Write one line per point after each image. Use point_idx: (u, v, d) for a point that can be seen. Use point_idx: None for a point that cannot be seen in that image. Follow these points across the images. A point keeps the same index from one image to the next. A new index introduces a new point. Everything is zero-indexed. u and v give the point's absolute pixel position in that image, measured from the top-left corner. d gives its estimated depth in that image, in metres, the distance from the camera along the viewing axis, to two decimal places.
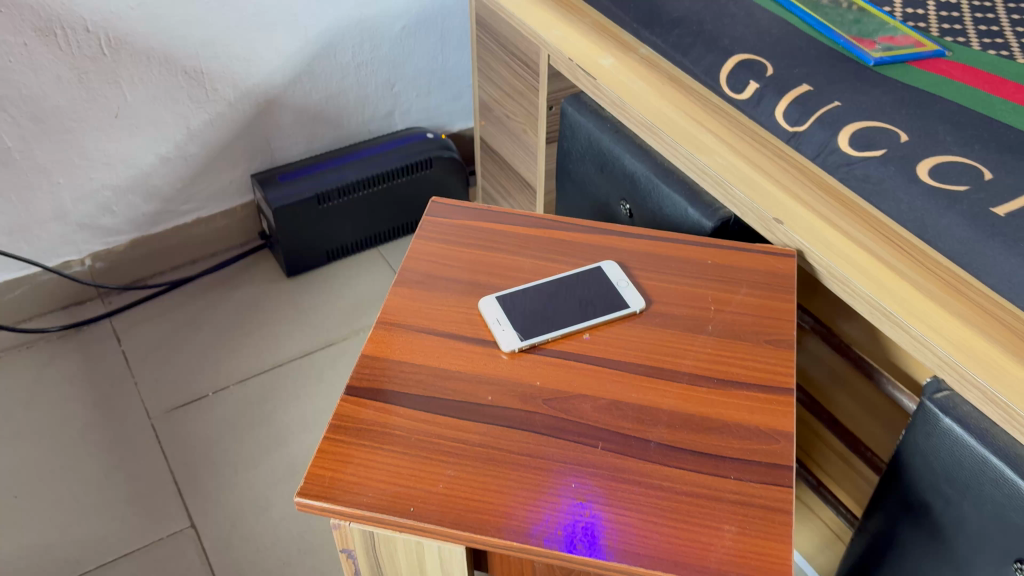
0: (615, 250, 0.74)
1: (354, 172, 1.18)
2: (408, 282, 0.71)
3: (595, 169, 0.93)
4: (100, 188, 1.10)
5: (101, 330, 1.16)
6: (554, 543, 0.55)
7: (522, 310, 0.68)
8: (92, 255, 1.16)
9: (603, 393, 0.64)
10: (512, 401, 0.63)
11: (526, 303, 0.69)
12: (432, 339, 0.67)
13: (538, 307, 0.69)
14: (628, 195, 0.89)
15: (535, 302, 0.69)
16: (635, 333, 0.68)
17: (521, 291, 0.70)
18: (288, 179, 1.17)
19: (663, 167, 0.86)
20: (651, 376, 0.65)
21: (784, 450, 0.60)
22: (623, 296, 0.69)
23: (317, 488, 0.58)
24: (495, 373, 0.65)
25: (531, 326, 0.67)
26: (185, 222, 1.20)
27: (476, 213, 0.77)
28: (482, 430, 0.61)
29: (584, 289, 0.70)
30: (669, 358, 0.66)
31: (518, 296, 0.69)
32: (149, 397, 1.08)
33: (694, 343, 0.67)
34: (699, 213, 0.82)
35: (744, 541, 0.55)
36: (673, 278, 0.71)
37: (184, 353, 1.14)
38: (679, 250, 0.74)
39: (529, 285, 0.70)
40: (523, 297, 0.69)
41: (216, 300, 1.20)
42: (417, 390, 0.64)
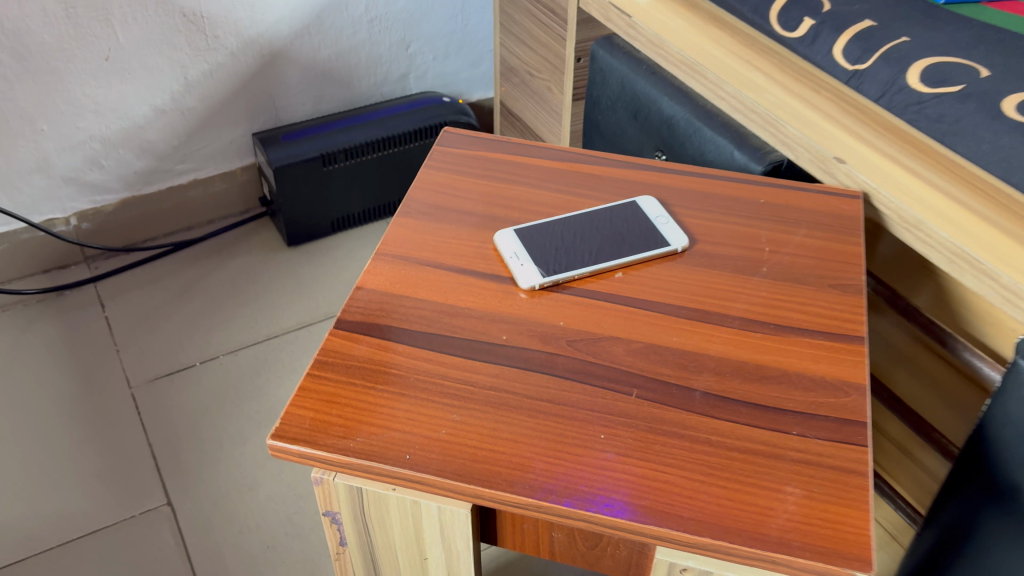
0: (657, 189, 0.64)
1: (363, 134, 1.10)
2: (414, 213, 0.62)
3: (629, 117, 0.84)
4: (89, 139, 1.02)
5: (85, 295, 1.07)
6: (578, 501, 0.45)
7: (545, 243, 0.59)
8: (78, 214, 1.07)
9: (638, 336, 0.54)
10: (530, 343, 0.54)
11: (549, 236, 0.59)
12: (438, 273, 0.58)
13: (564, 241, 0.59)
14: (664, 143, 0.81)
15: (560, 236, 0.60)
16: (675, 273, 0.58)
17: (544, 225, 0.60)
18: (292, 138, 1.08)
19: (705, 110, 0.77)
20: (695, 320, 0.55)
21: (856, 405, 0.50)
22: (663, 233, 0.60)
23: (295, 431, 0.49)
24: (512, 311, 0.56)
25: (555, 261, 0.58)
26: (181, 183, 1.12)
27: (494, 144, 0.68)
28: (493, 372, 0.52)
29: (617, 224, 0.60)
30: (716, 301, 0.56)
31: (540, 229, 0.60)
32: (132, 365, 0.99)
33: (746, 285, 0.57)
34: (747, 158, 0.73)
35: (811, 506, 0.45)
36: (719, 216, 0.62)
37: (172, 321, 1.04)
38: (726, 189, 0.64)
39: (552, 219, 0.61)
40: (546, 230, 0.60)
41: (210, 268, 1.11)
42: (419, 326, 0.54)
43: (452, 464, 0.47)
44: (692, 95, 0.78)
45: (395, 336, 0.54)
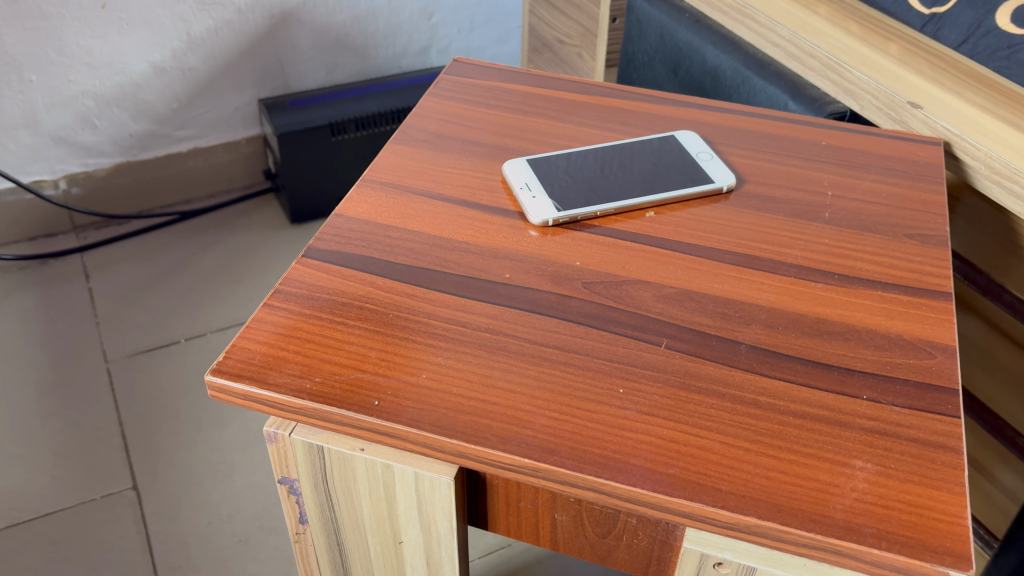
0: (690, 123, 0.55)
1: (377, 105, 1.01)
2: (413, 140, 0.53)
3: (667, 73, 0.76)
4: (81, 95, 0.94)
5: (70, 264, 0.98)
6: (586, 465, 0.35)
7: (562, 178, 0.50)
8: (68, 177, 0.99)
9: (671, 281, 0.44)
10: (539, 283, 0.44)
11: (567, 171, 0.50)
12: (433, 203, 0.48)
13: (585, 177, 0.50)
14: (708, 97, 0.72)
15: (580, 171, 0.50)
16: (719, 216, 0.48)
17: (562, 159, 0.51)
18: (299, 105, 1.00)
19: (756, 59, 0.68)
20: (742, 266, 0.45)
21: (942, 369, 0.40)
22: (704, 172, 0.50)
23: (240, 367, 0.39)
24: (518, 248, 0.46)
25: (574, 197, 0.49)
26: (180, 150, 1.04)
27: (512, 76, 0.59)
28: (490, 312, 0.42)
29: (649, 160, 0.51)
30: (768, 247, 0.46)
31: (557, 163, 0.51)
32: (110, 339, 0.90)
33: (805, 231, 0.47)
34: (804, 109, 0.63)
35: (888, 486, 0.35)
36: (771, 157, 0.52)
37: (159, 295, 0.96)
38: (781, 132, 0.55)
39: (573, 152, 0.52)
40: (564, 166, 0.51)
41: (206, 243, 1.02)
42: (403, 258, 0.45)
43: (430, 414, 0.37)
44: (741, 44, 0.69)
45: (374, 268, 0.44)
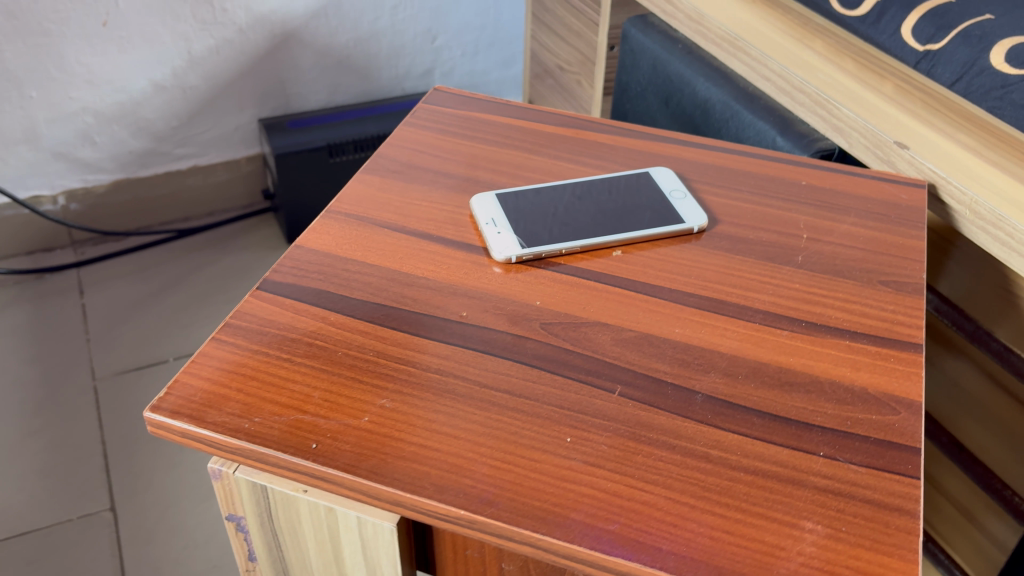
0: (667, 159, 0.54)
1: (376, 127, 1.01)
2: (383, 171, 0.52)
3: (659, 104, 0.75)
4: (81, 111, 0.93)
5: (65, 279, 0.98)
6: (521, 518, 0.34)
7: (530, 215, 0.49)
8: (66, 193, 0.99)
9: (631, 324, 0.43)
10: (495, 323, 0.43)
11: (536, 208, 0.49)
12: (396, 236, 0.47)
13: (554, 214, 0.49)
14: (698, 130, 0.71)
15: (550, 208, 0.49)
16: (688, 256, 0.47)
17: (532, 195, 0.50)
18: (298, 126, 1.00)
19: (746, 92, 0.66)
20: (706, 310, 0.44)
21: (906, 426, 0.38)
22: (676, 211, 0.49)
23: (180, 405, 0.38)
24: (478, 285, 0.45)
25: (540, 233, 0.47)
26: (179, 168, 1.04)
27: (492, 107, 0.59)
28: (442, 352, 0.41)
29: (621, 199, 0.50)
30: (736, 290, 0.45)
31: (526, 199, 0.50)
32: (99, 357, 0.90)
33: (775, 275, 0.46)
34: (791, 146, 0.62)
35: (837, 550, 0.33)
36: (747, 197, 0.51)
37: (152, 313, 0.95)
38: (762, 170, 0.53)
39: (544, 188, 0.51)
40: (534, 202, 0.50)
41: (202, 262, 1.02)
42: (359, 293, 0.44)
43: (367, 460, 0.36)
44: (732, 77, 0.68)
45: (327, 304, 0.43)
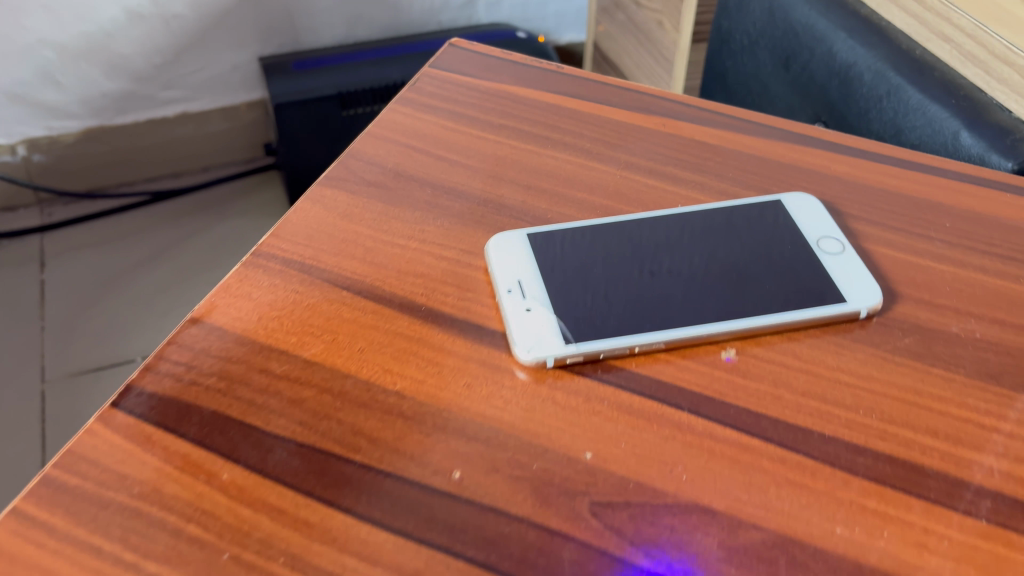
0: (805, 174, 0.34)
1: (401, 71, 0.81)
2: (354, 181, 0.33)
3: (774, 68, 0.54)
4: (39, 45, 0.74)
5: (25, 248, 0.82)
6: None
7: (579, 277, 0.30)
8: (27, 142, 0.81)
9: (752, 514, 0.24)
10: (510, 499, 0.24)
11: (591, 261, 0.30)
12: (359, 305, 0.29)
13: (621, 275, 0.30)
14: (829, 109, 0.50)
15: (613, 260, 0.30)
16: (849, 365, 0.28)
17: (587, 237, 0.31)
18: (305, 68, 0.80)
19: (911, 57, 0.46)
20: (889, 486, 0.25)
21: None
22: (831, 280, 0.29)
23: None
24: (486, 411, 0.26)
25: (598, 315, 0.28)
26: (166, 115, 0.85)
27: (533, 73, 0.38)
28: (409, 567, 0.23)
29: (733, 249, 0.31)
30: (937, 446, 0.25)
31: (576, 241, 0.31)
32: (52, 353, 0.73)
33: (1005, 414, 0.26)
34: (985, 145, 0.41)
35: None
36: (942, 251, 0.31)
37: (122, 296, 0.78)
38: (962, 200, 0.33)
39: (607, 224, 0.31)
40: (589, 247, 0.31)
41: (190, 232, 0.85)
42: (280, 421, 0.26)
43: None
44: (890, 32, 0.47)
45: (220, 447, 0.25)
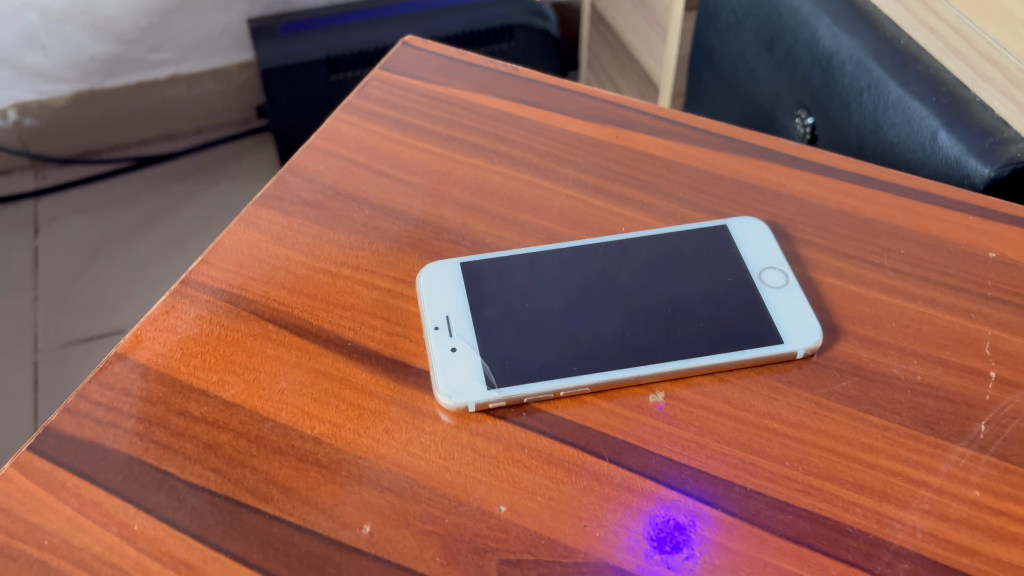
0: (758, 192, 0.33)
1: (392, 33, 0.79)
2: (292, 203, 0.33)
3: (761, 48, 0.53)
4: (22, 8, 0.74)
5: (20, 214, 0.84)
6: None
7: (509, 314, 0.29)
8: (18, 107, 0.81)
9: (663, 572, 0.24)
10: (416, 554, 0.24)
11: (522, 297, 0.30)
12: (285, 341, 0.28)
13: (550, 311, 0.29)
14: (812, 97, 0.49)
15: (544, 295, 0.30)
16: (779, 411, 0.27)
17: (522, 268, 0.30)
18: (292, 31, 0.79)
19: (895, 47, 0.44)
20: (807, 545, 0.24)
21: None
22: (768, 318, 0.29)
23: None
24: (403, 459, 0.26)
25: (523, 357, 0.28)
26: (156, 77, 0.84)
27: (487, 76, 0.37)
28: None
29: (669, 283, 0.30)
30: (860, 502, 0.25)
31: (508, 274, 0.30)
32: (45, 322, 0.74)
33: (936, 467, 0.26)
34: (963, 147, 0.39)
35: None
36: (892, 283, 0.30)
37: (114, 265, 0.79)
38: (920, 224, 0.32)
39: (545, 253, 0.31)
40: (522, 281, 0.30)
41: (183, 197, 0.86)
42: (193, 468, 0.25)
43: None
44: (875, 19, 0.45)
45: (133, 494, 0.25)
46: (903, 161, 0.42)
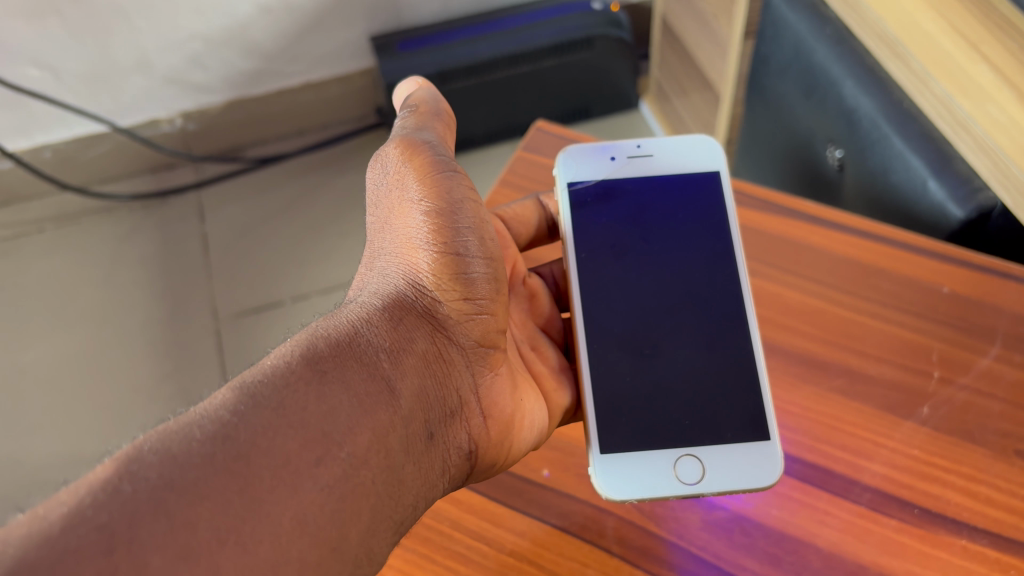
0: (786, 243, 0.49)
1: (490, 49, 0.93)
2: None
3: (800, 92, 0.67)
4: (189, 38, 0.88)
5: (186, 204, 1.03)
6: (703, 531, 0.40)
7: (611, 250, 0.46)
8: (182, 115, 0.98)
9: (707, 354, 0.44)
10: (538, 356, 0.47)
11: (614, 230, 0.46)
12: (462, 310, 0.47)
13: (667, 249, 0.46)
14: (840, 138, 0.63)
15: (663, 247, 0.46)
16: (794, 400, 0.44)
17: (643, 246, 0.46)
18: (409, 49, 0.93)
19: (901, 108, 0.57)
20: (810, 483, 0.41)
21: None
22: (697, 156, 0.48)
23: None
24: (564, 436, 0.45)
25: (670, 254, 0.46)
26: (291, 85, 1.00)
27: None
28: (519, 529, 0.41)
29: (681, 191, 0.48)
30: (843, 459, 0.41)
31: (599, 328, 0.44)
32: (221, 293, 0.95)
33: (894, 435, 0.42)
34: (946, 194, 0.53)
35: None
36: (877, 310, 0.46)
37: (270, 245, 0.99)
38: (901, 267, 0.47)
39: (637, 236, 0.46)
40: (609, 220, 0.47)
41: (317, 185, 1.04)
42: None
43: None
44: (888, 84, 0.58)
45: None
46: (907, 195, 0.57)
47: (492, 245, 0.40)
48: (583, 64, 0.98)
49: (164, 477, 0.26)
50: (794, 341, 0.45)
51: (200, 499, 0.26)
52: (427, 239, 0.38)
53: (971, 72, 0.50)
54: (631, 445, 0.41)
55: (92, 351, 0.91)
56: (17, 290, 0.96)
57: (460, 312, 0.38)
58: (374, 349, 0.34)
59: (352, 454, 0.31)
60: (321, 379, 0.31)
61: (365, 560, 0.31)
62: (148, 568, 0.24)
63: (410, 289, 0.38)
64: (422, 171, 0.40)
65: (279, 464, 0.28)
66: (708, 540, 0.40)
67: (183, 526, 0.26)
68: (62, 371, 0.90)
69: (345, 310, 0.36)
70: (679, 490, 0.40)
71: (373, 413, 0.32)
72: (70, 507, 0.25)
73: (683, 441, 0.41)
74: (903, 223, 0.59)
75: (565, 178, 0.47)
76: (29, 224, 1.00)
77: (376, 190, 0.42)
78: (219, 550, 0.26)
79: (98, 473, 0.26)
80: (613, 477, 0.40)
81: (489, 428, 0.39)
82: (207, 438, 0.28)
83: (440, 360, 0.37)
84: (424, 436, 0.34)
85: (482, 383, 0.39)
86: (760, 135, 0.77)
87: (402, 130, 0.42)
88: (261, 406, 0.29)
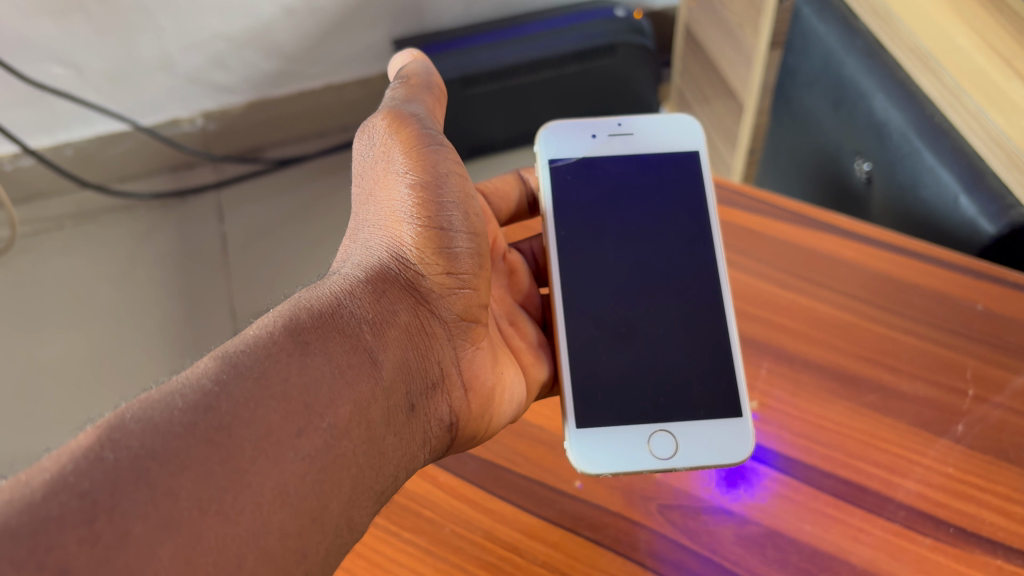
0: (820, 257, 0.49)
1: (513, 54, 0.93)
2: None
3: (828, 105, 0.67)
4: (212, 38, 0.88)
5: (205, 205, 1.04)
6: (736, 545, 0.40)
7: (588, 229, 0.47)
8: (203, 114, 0.98)
9: (685, 336, 0.45)
10: (517, 332, 0.49)
11: (590, 209, 0.48)
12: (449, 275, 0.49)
13: (664, 245, 0.47)
14: (869, 151, 0.63)
15: (655, 234, 0.48)
16: (827, 414, 0.43)
17: (623, 222, 0.48)
18: (431, 52, 0.93)
19: (932, 124, 0.56)
20: (843, 500, 0.41)
21: None
22: (679, 136, 0.50)
23: None
24: None
25: (655, 236, 0.48)
26: (312, 86, 1.00)
27: None
28: (550, 538, 0.41)
29: (666, 174, 0.49)
30: (877, 476, 0.41)
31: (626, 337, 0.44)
32: (241, 294, 0.96)
33: (928, 453, 0.42)
34: (977, 210, 0.52)
35: None
36: (910, 326, 0.46)
37: (292, 250, 1.00)
38: (935, 284, 0.47)
39: (621, 214, 0.48)
40: (588, 199, 0.48)
41: (337, 188, 1.06)
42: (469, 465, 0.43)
43: None
44: (920, 98, 0.57)
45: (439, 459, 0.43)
46: (938, 211, 0.57)
47: (477, 221, 0.41)
48: (603, 71, 0.98)
49: (146, 447, 0.27)
50: (826, 356, 0.45)
51: (181, 469, 0.27)
52: (411, 213, 0.39)
53: (1003, 87, 0.49)
54: (609, 418, 0.44)
55: (111, 350, 0.91)
56: (36, 287, 0.96)
57: (443, 287, 0.39)
58: (357, 321, 0.35)
59: (334, 424, 0.31)
60: (303, 350, 0.32)
61: (346, 531, 0.32)
62: (131, 535, 0.25)
63: (394, 262, 0.39)
64: (409, 143, 0.41)
65: (260, 434, 0.29)
66: (741, 555, 0.40)
67: (164, 495, 0.27)
68: (81, 371, 0.90)
69: (328, 281, 0.37)
70: (653, 465, 0.42)
71: (355, 384, 0.33)
72: (53, 474, 0.26)
73: (654, 418, 0.44)
74: (934, 237, 0.59)
75: (546, 155, 0.48)
76: (49, 220, 1.00)
77: (361, 160, 0.43)
78: (201, 519, 0.27)
79: (80, 441, 0.27)
80: (589, 453, 0.42)
81: (470, 402, 0.40)
82: (189, 408, 0.29)
83: (422, 331, 0.38)
84: (405, 408, 0.36)
85: (464, 356, 0.40)
86: (786, 145, 0.77)
87: (392, 101, 0.44)
88: (243, 374, 0.30)
